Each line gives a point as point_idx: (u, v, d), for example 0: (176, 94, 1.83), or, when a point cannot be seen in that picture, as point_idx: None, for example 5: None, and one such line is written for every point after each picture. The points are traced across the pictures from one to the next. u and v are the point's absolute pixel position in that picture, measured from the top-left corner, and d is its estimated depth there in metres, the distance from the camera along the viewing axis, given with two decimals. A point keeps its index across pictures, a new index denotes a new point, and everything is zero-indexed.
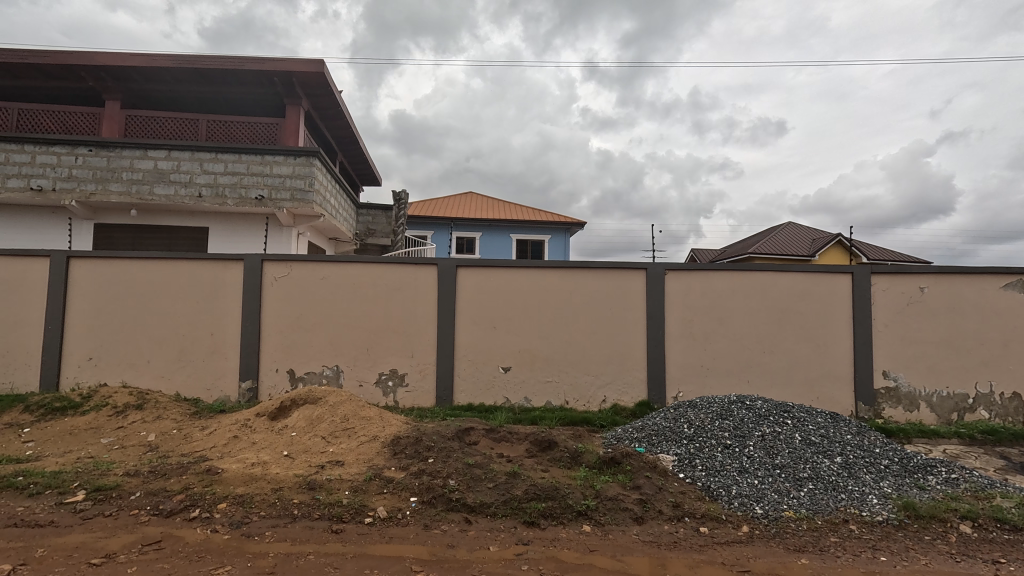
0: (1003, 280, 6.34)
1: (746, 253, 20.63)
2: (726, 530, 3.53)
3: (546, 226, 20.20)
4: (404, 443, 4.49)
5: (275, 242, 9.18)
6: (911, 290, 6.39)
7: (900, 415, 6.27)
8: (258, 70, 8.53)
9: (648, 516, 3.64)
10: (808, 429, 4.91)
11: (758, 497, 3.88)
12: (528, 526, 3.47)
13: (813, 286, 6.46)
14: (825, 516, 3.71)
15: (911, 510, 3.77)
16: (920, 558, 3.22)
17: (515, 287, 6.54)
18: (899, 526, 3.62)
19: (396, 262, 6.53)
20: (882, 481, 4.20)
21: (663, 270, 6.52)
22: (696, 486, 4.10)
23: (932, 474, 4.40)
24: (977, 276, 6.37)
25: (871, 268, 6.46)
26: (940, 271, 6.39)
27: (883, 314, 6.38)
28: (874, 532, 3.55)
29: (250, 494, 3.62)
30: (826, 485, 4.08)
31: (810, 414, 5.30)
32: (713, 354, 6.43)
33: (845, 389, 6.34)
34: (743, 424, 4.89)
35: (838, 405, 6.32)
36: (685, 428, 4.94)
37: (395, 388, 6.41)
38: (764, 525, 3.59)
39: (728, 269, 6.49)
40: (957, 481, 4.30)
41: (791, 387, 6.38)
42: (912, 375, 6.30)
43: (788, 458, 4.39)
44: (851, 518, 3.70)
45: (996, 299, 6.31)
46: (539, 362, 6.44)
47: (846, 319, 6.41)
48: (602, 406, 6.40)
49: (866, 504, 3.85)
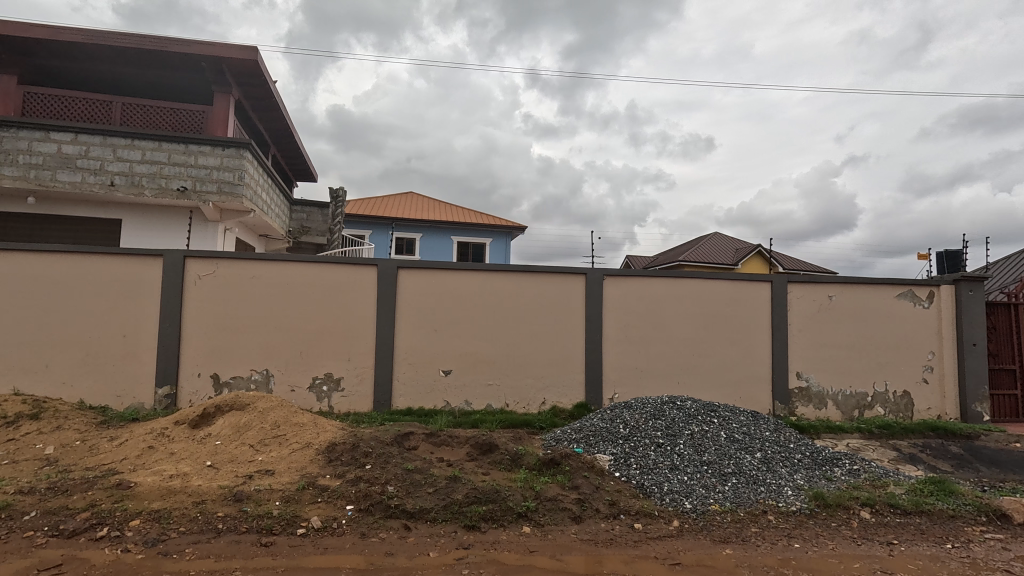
0: (896, 290, 7.09)
1: (676, 261, 21.72)
2: (658, 526, 3.69)
3: (487, 230, 20.26)
4: (340, 449, 4.35)
5: (199, 238, 8.58)
6: (821, 298, 6.99)
7: (811, 412, 6.83)
8: (183, 53, 7.96)
9: (586, 514, 3.74)
10: (732, 426, 5.24)
11: (688, 492, 4.09)
12: (468, 530, 3.45)
13: (736, 293, 6.91)
14: (746, 508, 3.97)
15: (820, 499, 4.12)
16: (827, 543, 3.53)
17: (457, 290, 6.50)
18: (810, 514, 3.95)
19: (333, 263, 6.30)
20: (796, 474, 4.56)
21: (602, 276, 6.73)
22: (630, 484, 4.26)
23: (838, 466, 4.84)
24: (876, 286, 7.08)
25: (788, 278, 6.99)
26: (845, 280, 7.04)
27: (798, 320, 6.93)
28: (789, 520, 3.85)
29: (167, 509, 3.35)
30: (748, 478, 4.37)
31: (734, 413, 5.66)
32: (647, 357, 6.70)
33: (764, 388, 6.82)
34: (674, 423, 5.13)
35: (757, 405, 6.78)
36: (621, 428, 5.11)
37: (330, 393, 6.18)
38: (692, 519, 3.79)
39: (662, 275, 6.81)
40: (859, 472, 4.75)
41: (717, 388, 6.78)
42: (821, 376, 6.89)
43: (715, 454, 4.67)
44: (769, 509, 3.99)
45: (891, 306, 7.05)
46: (479, 365, 6.44)
47: (766, 325, 6.90)
48: (542, 408, 6.50)
49: (782, 495, 4.17)
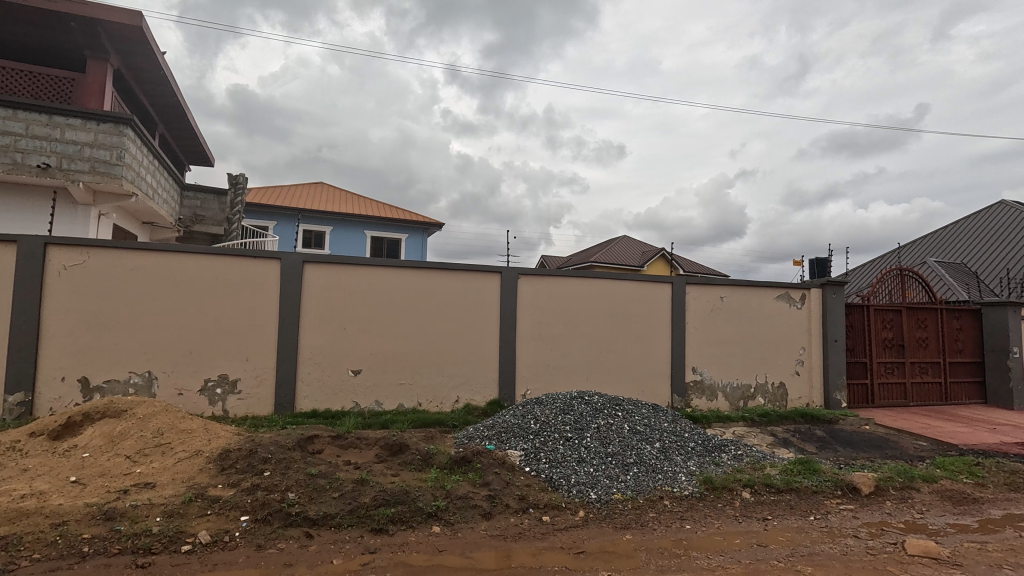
0: (776, 292, 7.92)
1: (589, 262, 22.63)
2: (565, 517, 3.83)
3: (403, 225, 19.78)
4: (235, 457, 4.03)
5: (65, 223, 7.53)
6: (714, 298, 7.64)
7: (704, 404, 7.43)
8: (46, 11, 6.93)
9: (496, 510, 3.78)
10: (635, 419, 5.57)
11: (593, 483, 4.28)
12: (375, 533, 3.35)
13: (641, 293, 7.34)
14: (645, 495, 4.24)
15: (709, 483, 4.50)
16: (714, 523, 3.86)
17: (369, 286, 6.28)
18: (700, 497, 4.30)
19: (230, 255, 5.82)
20: (689, 461, 4.94)
21: (516, 274, 6.84)
22: (539, 478, 4.37)
23: (725, 452, 5.31)
24: (759, 288, 7.85)
25: (686, 280, 7.55)
26: (734, 283, 7.74)
27: (694, 319, 7.51)
28: (682, 504, 4.17)
29: (17, 535, 2.91)
30: (647, 467, 4.67)
31: (636, 406, 6.01)
32: (558, 354, 6.91)
33: (664, 383, 7.31)
34: (582, 418, 5.35)
35: (658, 398, 7.25)
36: (532, 424, 5.23)
37: (224, 396, 5.71)
38: (596, 508, 3.98)
39: (573, 275, 7.06)
40: (741, 456, 5.26)
41: (622, 383, 7.15)
42: (713, 370, 7.52)
43: (618, 446, 4.93)
44: (665, 494, 4.29)
45: (771, 307, 7.86)
46: (391, 364, 6.27)
47: (667, 323, 7.40)
48: (455, 406, 6.47)
49: (677, 481, 4.50)
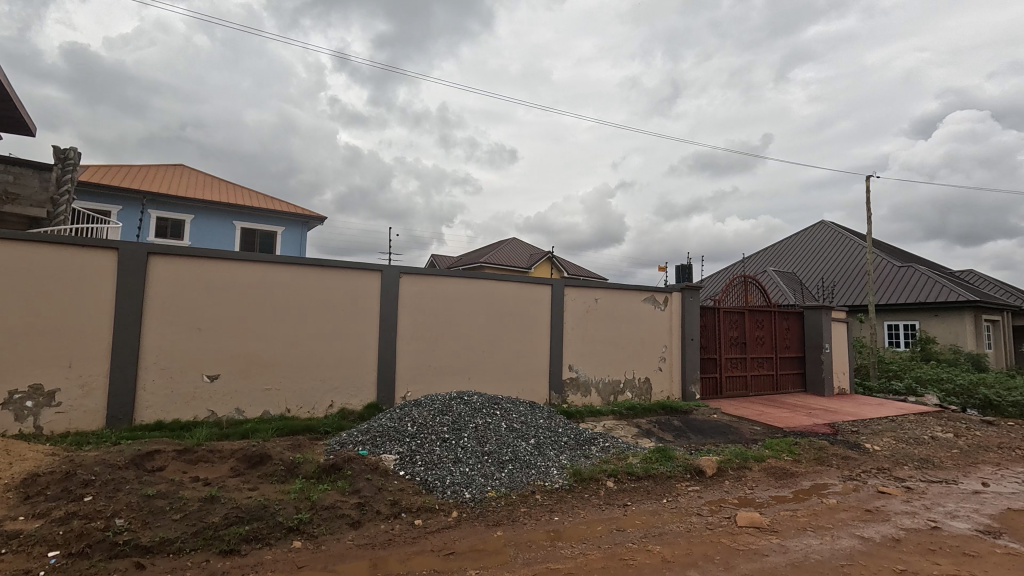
0: (643, 295, 8.63)
1: (478, 262, 22.84)
2: (438, 519, 3.79)
3: (280, 217, 18.33)
4: (46, 482, 3.41)
5: None
6: (589, 300, 8.11)
7: (579, 400, 7.85)
8: None
9: (366, 518, 3.64)
10: (512, 417, 5.71)
11: (468, 483, 4.30)
12: (224, 556, 3.04)
13: (523, 294, 7.56)
14: (518, 491, 4.36)
15: (578, 475, 4.76)
16: (579, 512, 4.09)
17: (231, 283, 5.70)
18: (569, 489, 4.53)
19: (49, 242, 4.93)
20: (561, 455, 5.18)
21: (398, 273, 6.66)
22: (414, 481, 4.29)
23: (594, 445, 5.66)
24: (629, 291, 8.50)
25: (565, 282, 7.92)
26: (608, 286, 8.30)
27: (571, 319, 7.92)
28: (552, 497, 4.36)
29: None
30: (522, 463, 4.81)
31: (514, 405, 6.17)
32: (440, 354, 6.86)
33: (542, 381, 7.59)
34: (460, 418, 5.36)
35: (536, 395, 7.52)
36: (409, 427, 5.11)
37: (37, 410, 4.82)
38: (470, 507, 4.00)
39: (457, 275, 7.06)
40: (608, 448, 5.64)
41: (503, 382, 7.30)
42: (587, 368, 7.98)
43: (495, 444, 5.01)
44: (537, 488, 4.46)
45: (639, 308, 8.56)
46: (255, 368, 5.76)
47: (546, 324, 7.70)
48: (328, 411, 6.11)
49: (549, 475, 4.69)
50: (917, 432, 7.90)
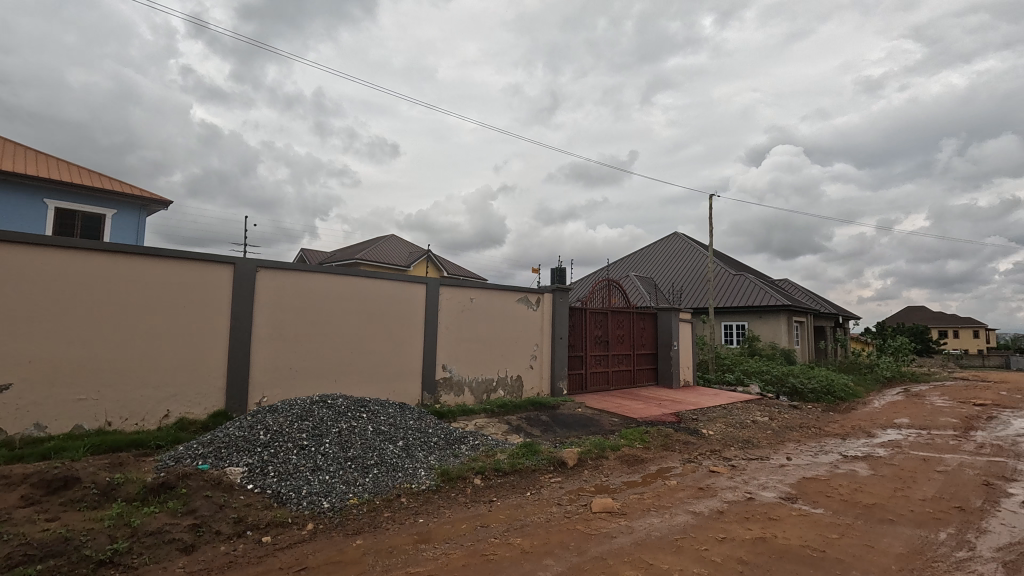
0: (517, 296, 8.90)
1: (353, 258, 21.74)
2: (291, 533, 3.51)
3: (110, 198, 15.67)
4: None
5: None
6: (464, 300, 8.15)
7: (451, 399, 7.82)
8: None
9: (202, 541, 3.23)
10: (380, 420, 5.51)
11: (327, 492, 4.05)
12: None
13: (396, 293, 7.34)
14: (382, 496, 4.21)
15: (445, 474, 4.74)
16: (445, 512, 4.07)
17: (31, 272, 4.72)
18: (436, 490, 4.49)
19: None
20: (430, 456, 5.12)
21: (255, 267, 6.06)
22: (264, 495, 3.92)
23: (464, 443, 5.69)
24: (504, 291, 8.71)
25: (440, 281, 7.87)
26: (483, 286, 8.41)
27: (446, 318, 7.88)
28: (418, 499, 4.28)
29: None
30: (388, 467, 4.66)
31: (383, 407, 5.96)
32: (302, 356, 6.38)
33: (414, 381, 7.44)
34: (322, 423, 5.02)
35: (408, 396, 7.34)
36: (261, 435, 4.67)
37: None
38: (328, 518, 3.76)
39: (324, 271, 6.63)
40: (478, 446, 5.71)
41: (373, 384, 7.02)
42: (460, 367, 7.99)
43: (359, 449, 4.78)
44: (402, 492, 4.35)
45: (512, 308, 8.80)
46: (64, 375, 4.84)
47: (420, 323, 7.57)
48: (163, 422, 5.34)
49: (415, 477, 4.61)
50: (742, 417, 9.20)
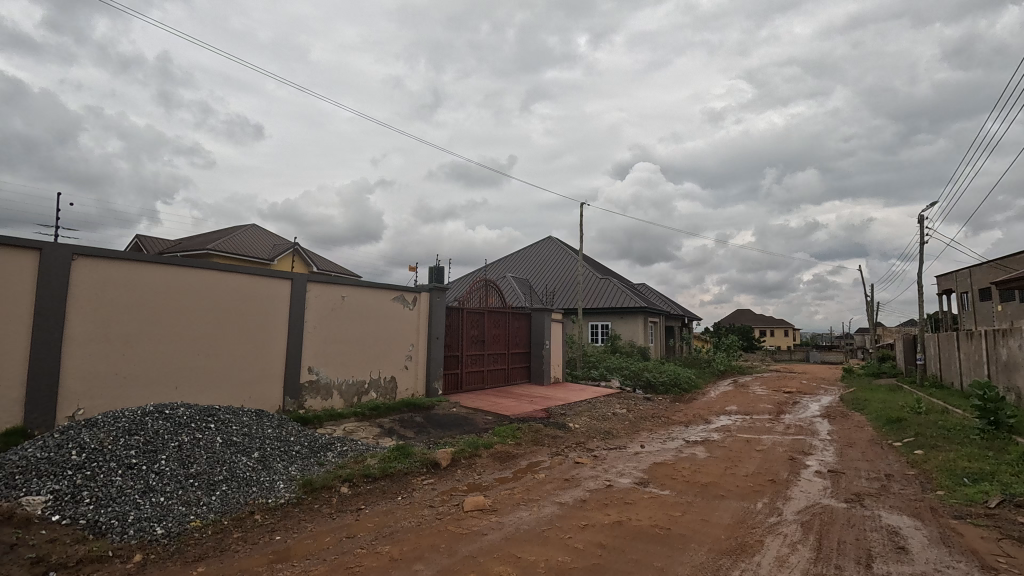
0: (393, 294, 8.63)
1: (203, 248, 19.26)
2: (111, 569, 2.99)
3: None
4: None
5: None
6: (334, 297, 7.68)
7: (317, 404, 7.30)
8: None
9: None
10: (231, 430, 4.94)
11: (161, 516, 3.52)
12: None
13: (255, 288, 6.67)
14: (231, 515, 3.78)
15: (308, 485, 4.41)
16: (306, 526, 3.78)
17: None
18: (296, 503, 4.16)
19: None
20: (290, 467, 4.73)
21: (70, 254, 5.07)
22: (76, 526, 3.28)
23: (330, 450, 5.35)
24: (379, 289, 8.39)
25: (307, 277, 7.32)
26: (356, 284, 8.01)
27: (313, 317, 7.35)
28: (275, 515, 3.92)
29: None
30: (240, 482, 4.20)
31: (235, 415, 5.36)
32: (134, 359, 5.48)
33: (275, 385, 6.81)
34: (157, 437, 4.36)
35: (267, 402, 6.69)
36: (73, 454, 3.90)
37: None
38: (162, 546, 3.28)
39: (165, 262, 5.79)
40: (346, 452, 5.41)
41: (224, 389, 6.28)
42: (329, 369, 7.50)
43: (204, 464, 4.24)
44: (257, 508, 3.95)
45: (387, 307, 8.51)
46: None
47: (283, 322, 6.96)
48: None
49: (273, 491, 4.22)
50: (604, 410, 9.94)
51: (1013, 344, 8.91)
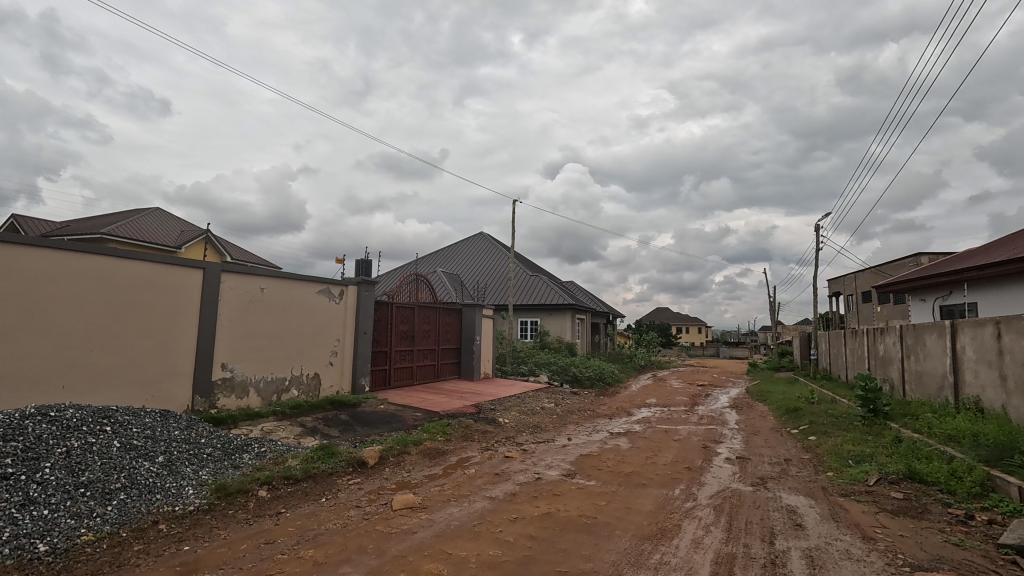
0: (318, 287, 8.24)
1: (95, 231, 17.23)
2: None
3: None
4: None
5: None
6: (253, 289, 7.20)
7: (231, 403, 6.81)
8: None
9: None
10: (131, 433, 4.49)
11: (44, 530, 3.13)
12: None
13: (161, 278, 6.10)
14: (131, 527, 3.44)
15: (222, 490, 4.11)
16: (220, 534, 3.52)
17: None
18: (207, 509, 3.86)
19: None
20: (201, 471, 4.37)
21: None
22: None
23: (247, 452, 5.02)
24: (302, 281, 7.97)
25: (222, 267, 6.80)
26: (277, 275, 7.56)
27: (228, 309, 6.85)
28: (183, 523, 3.62)
29: None
30: (142, 489, 3.83)
31: (135, 417, 4.87)
32: (11, 355, 4.81)
33: (183, 383, 6.25)
34: (40, 443, 3.86)
35: (173, 402, 6.14)
36: None
37: None
38: (46, 565, 2.91)
39: (51, 246, 5.15)
40: (264, 454, 5.09)
41: (123, 389, 5.68)
42: (245, 365, 7.02)
43: (98, 471, 3.82)
44: (162, 517, 3.63)
45: (311, 300, 8.11)
46: None
47: (194, 315, 6.42)
48: None
49: (181, 498, 3.89)
50: (532, 404, 10.11)
51: (888, 340, 10.11)
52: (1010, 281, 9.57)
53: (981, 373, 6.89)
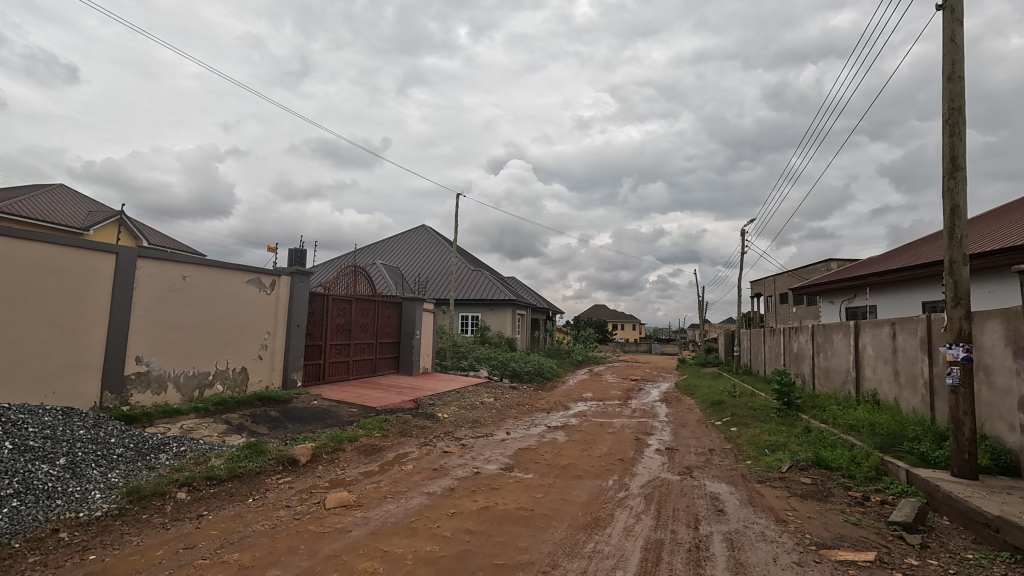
0: (246, 277, 7.78)
1: None
2: None
3: None
4: None
5: None
6: (174, 277, 6.69)
7: (147, 399, 6.30)
8: None
9: None
10: (25, 434, 4.05)
11: None
12: None
13: (65, 262, 5.53)
14: (25, 536, 3.10)
15: (134, 493, 3.79)
16: (132, 540, 3.25)
17: None
18: (117, 515, 3.55)
19: None
20: (110, 473, 4.02)
21: None
22: None
23: (164, 452, 4.66)
24: (229, 270, 7.49)
25: (138, 252, 6.26)
26: (201, 263, 7.06)
27: (144, 298, 6.32)
28: (88, 531, 3.31)
29: None
30: (38, 495, 3.47)
31: (31, 415, 4.39)
32: None
33: (90, 378, 5.70)
34: None
35: (78, 399, 5.59)
36: None
37: None
38: None
39: None
40: (184, 453, 4.75)
41: (17, 384, 5.09)
42: (162, 359, 6.51)
43: None
44: (63, 524, 3.30)
45: (239, 290, 7.65)
46: None
47: (103, 303, 5.87)
48: None
49: (86, 503, 3.56)
50: (472, 399, 10.11)
51: (801, 339, 10.97)
52: (904, 287, 10.66)
53: (878, 368, 7.63)
